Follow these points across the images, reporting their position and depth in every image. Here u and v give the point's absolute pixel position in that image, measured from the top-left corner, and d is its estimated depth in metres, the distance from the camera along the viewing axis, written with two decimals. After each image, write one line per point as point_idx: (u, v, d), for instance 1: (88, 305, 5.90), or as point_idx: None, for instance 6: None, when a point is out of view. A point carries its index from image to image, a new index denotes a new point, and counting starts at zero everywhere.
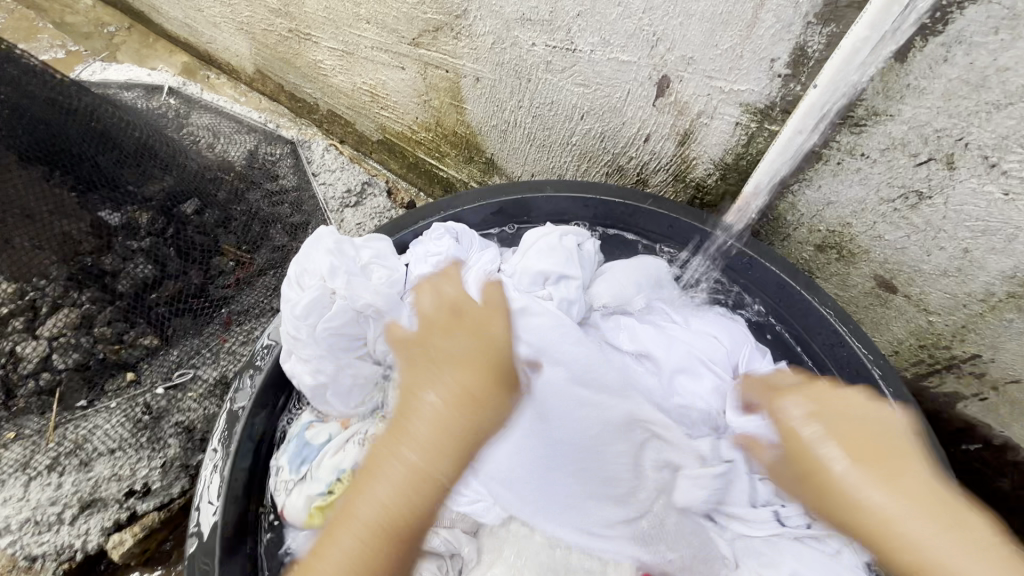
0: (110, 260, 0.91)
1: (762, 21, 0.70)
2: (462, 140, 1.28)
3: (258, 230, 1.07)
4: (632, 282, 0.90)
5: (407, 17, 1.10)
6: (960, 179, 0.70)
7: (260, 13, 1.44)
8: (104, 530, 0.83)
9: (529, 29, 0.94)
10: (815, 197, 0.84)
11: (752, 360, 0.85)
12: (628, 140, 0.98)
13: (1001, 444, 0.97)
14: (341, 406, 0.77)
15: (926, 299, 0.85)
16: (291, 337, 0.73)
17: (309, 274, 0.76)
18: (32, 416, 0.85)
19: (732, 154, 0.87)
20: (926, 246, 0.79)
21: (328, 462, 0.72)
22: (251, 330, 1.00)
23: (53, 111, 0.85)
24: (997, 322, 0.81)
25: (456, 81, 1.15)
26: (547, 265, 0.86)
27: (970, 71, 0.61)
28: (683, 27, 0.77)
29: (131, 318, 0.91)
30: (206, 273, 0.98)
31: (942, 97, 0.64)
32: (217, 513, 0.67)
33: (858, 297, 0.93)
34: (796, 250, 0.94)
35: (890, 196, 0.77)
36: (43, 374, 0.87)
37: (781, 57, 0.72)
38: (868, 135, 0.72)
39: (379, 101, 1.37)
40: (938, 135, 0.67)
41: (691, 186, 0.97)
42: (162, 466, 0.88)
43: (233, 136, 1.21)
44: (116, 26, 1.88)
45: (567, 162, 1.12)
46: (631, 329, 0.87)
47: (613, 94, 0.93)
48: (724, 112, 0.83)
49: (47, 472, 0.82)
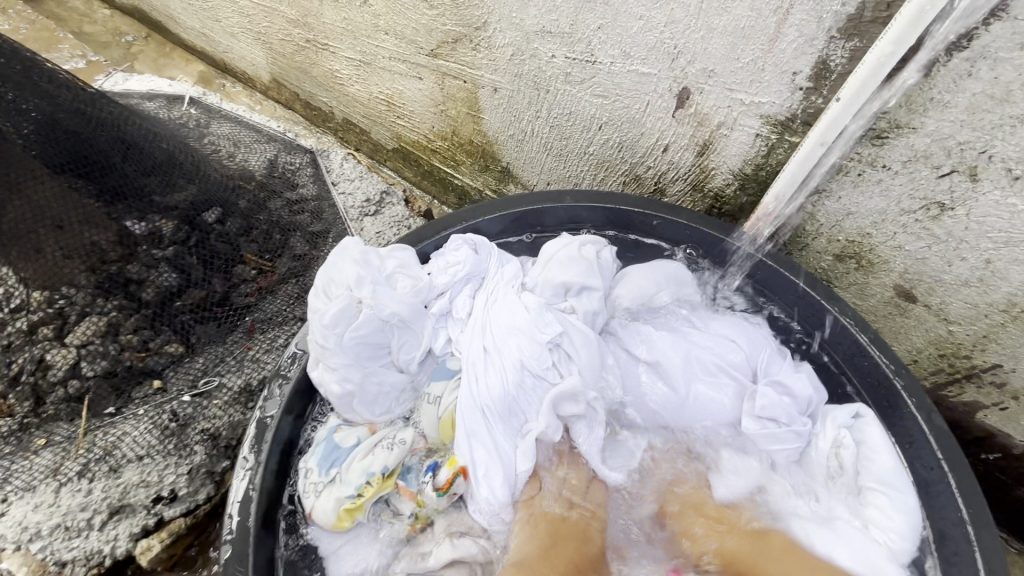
0: (135, 269, 0.91)
1: (784, 35, 0.71)
2: (478, 149, 1.30)
3: (279, 238, 1.08)
4: (651, 282, 0.90)
5: (426, 28, 1.12)
6: (983, 191, 0.70)
7: (278, 23, 1.46)
8: (132, 535, 0.84)
9: (549, 41, 0.95)
10: (835, 208, 0.84)
11: (771, 364, 0.85)
12: (646, 150, 0.99)
13: (1021, 454, 0.97)
14: (368, 412, 0.78)
15: (946, 309, 0.86)
16: (319, 346, 0.74)
17: (336, 284, 0.78)
18: (60, 423, 0.87)
19: (752, 164, 0.88)
20: (947, 257, 0.79)
21: (357, 466, 0.73)
22: (275, 338, 1.02)
23: (84, 123, 0.85)
24: (1018, 332, 0.81)
25: (474, 91, 1.16)
26: (570, 277, 0.87)
27: (994, 86, 0.61)
28: (705, 40, 0.78)
29: (156, 326, 0.93)
30: (229, 282, 0.99)
31: (966, 110, 0.65)
32: (251, 518, 0.69)
33: (877, 306, 0.93)
34: (815, 259, 0.94)
35: (911, 208, 0.77)
36: (71, 382, 0.89)
37: (803, 71, 0.73)
38: (889, 147, 0.73)
39: (396, 110, 1.39)
40: (961, 147, 0.68)
41: (710, 196, 0.97)
42: (189, 473, 0.89)
43: (253, 145, 1.23)
44: (133, 36, 1.91)
45: (583, 171, 1.13)
46: (655, 341, 0.87)
47: (632, 105, 0.94)
48: (745, 124, 0.83)
49: (77, 478, 0.83)
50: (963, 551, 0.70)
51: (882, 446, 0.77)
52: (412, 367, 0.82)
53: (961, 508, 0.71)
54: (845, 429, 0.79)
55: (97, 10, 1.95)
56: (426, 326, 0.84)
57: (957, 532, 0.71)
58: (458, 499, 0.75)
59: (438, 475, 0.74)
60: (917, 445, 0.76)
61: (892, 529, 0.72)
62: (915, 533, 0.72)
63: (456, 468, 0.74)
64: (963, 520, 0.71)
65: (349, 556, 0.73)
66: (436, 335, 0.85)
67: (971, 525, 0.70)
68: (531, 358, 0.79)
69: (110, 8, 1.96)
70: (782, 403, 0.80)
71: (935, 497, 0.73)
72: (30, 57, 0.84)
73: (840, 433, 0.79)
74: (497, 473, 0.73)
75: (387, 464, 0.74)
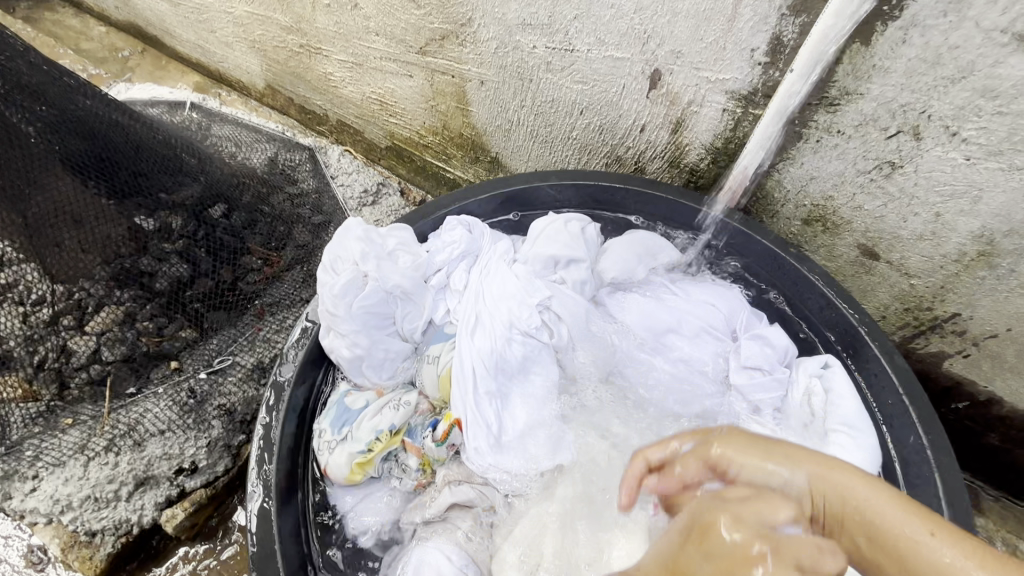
0: (146, 262, 0.97)
1: (741, 15, 0.78)
2: (468, 142, 1.37)
3: (283, 229, 1.14)
4: (632, 255, 0.97)
5: (414, 28, 1.19)
6: (926, 149, 0.78)
7: (272, 31, 1.52)
8: (157, 505, 0.92)
9: (530, 34, 1.03)
10: (799, 173, 0.91)
11: (751, 324, 0.92)
12: (625, 131, 1.06)
13: (986, 400, 1.03)
14: (375, 377, 0.83)
15: (906, 264, 0.93)
16: (330, 313, 0.79)
17: (342, 260, 0.84)
18: (85, 404, 0.95)
19: (721, 138, 0.95)
20: (902, 213, 0.87)
21: (365, 424, 0.78)
22: (283, 319, 1.10)
23: (99, 121, 0.90)
24: (972, 280, 0.88)
25: (462, 85, 1.23)
26: (556, 250, 0.94)
27: (926, 50, 0.69)
28: (671, 24, 0.86)
29: (170, 314, 0.99)
30: (237, 271, 1.06)
31: (904, 74, 0.72)
32: (269, 470, 0.73)
33: (845, 266, 1.00)
34: (785, 225, 1.01)
35: (866, 168, 0.85)
36: (94, 366, 0.96)
37: (760, 47, 0.80)
38: (842, 113, 0.80)
39: (388, 108, 1.46)
40: (904, 109, 0.76)
41: (685, 171, 1.05)
42: (207, 446, 0.97)
43: (254, 144, 1.29)
44: (129, 51, 1.97)
45: (568, 156, 1.20)
46: (633, 305, 0.94)
47: (610, 88, 1.01)
48: (712, 100, 0.91)
49: (104, 453, 0.92)
50: (925, 473, 0.76)
51: (848, 391, 0.82)
52: (415, 336, 0.89)
53: (921, 436, 0.77)
54: (815, 377, 0.85)
55: (93, 27, 2.02)
56: (425, 298, 0.90)
57: (918, 457, 0.76)
58: (456, 450, 0.82)
59: (436, 428, 0.80)
60: (880, 380, 0.83)
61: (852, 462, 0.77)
62: (875, 467, 0.77)
63: (452, 421, 0.81)
64: (924, 445, 0.77)
65: (362, 509, 0.79)
66: (436, 307, 0.92)
67: (931, 449, 0.76)
68: (518, 317, 0.86)
69: (105, 25, 2.03)
70: (764, 353, 0.87)
71: (899, 428, 0.79)
72: (44, 58, 0.89)
73: (811, 381, 0.85)
74: (481, 428, 0.79)
75: (394, 421, 0.79)
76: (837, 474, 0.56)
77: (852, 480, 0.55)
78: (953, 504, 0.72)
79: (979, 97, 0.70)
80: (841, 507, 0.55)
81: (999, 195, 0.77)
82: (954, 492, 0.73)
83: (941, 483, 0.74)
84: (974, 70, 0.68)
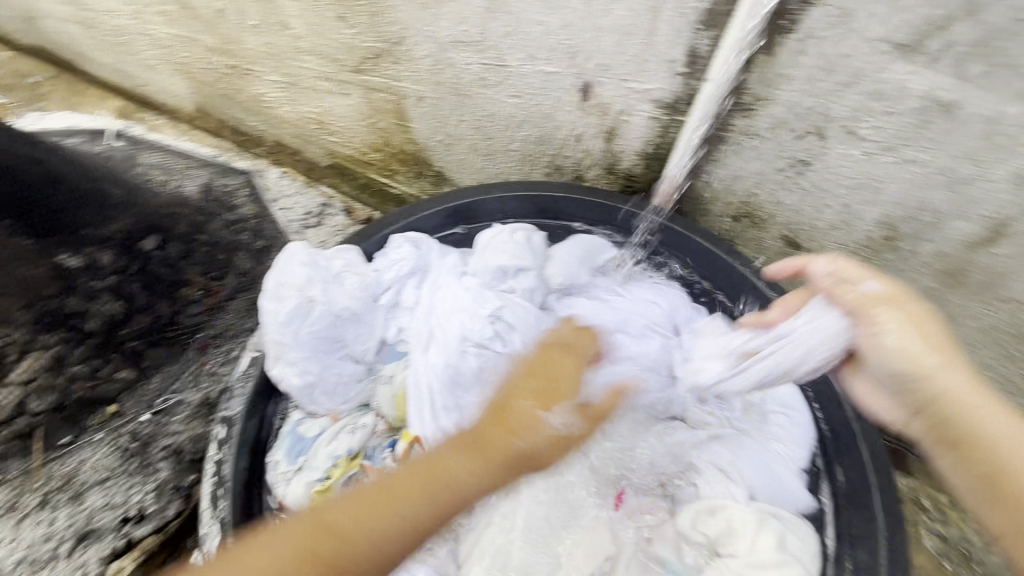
0: (74, 301, 0.96)
1: (659, 29, 0.84)
2: (411, 157, 1.37)
3: (222, 258, 1.12)
4: (577, 260, 1.01)
5: (347, 47, 1.18)
6: (831, 147, 0.85)
7: (198, 53, 1.47)
8: (101, 560, 0.86)
9: (463, 50, 1.05)
10: (725, 174, 0.98)
11: (691, 318, 1.00)
12: (562, 141, 1.10)
13: None
14: (329, 403, 0.83)
15: (825, 251, 1.01)
16: (278, 342, 0.79)
17: (286, 286, 0.81)
18: (13, 460, 0.88)
19: (652, 144, 1.00)
20: (817, 206, 0.94)
21: (321, 451, 0.78)
22: (230, 350, 1.06)
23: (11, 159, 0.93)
24: (881, 263, 0.97)
25: (400, 102, 1.24)
26: (505, 261, 0.95)
27: (822, 59, 0.76)
28: (596, 39, 0.90)
29: (104, 355, 0.96)
30: (175, 305, 1.04)
31: (806, 81, 0.79)
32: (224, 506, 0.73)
33: (773, 257, 1.08)
34: (716, 222, 1.08)
35: (782, 166, 0.92)
36: (21, 418, 0.90)
37: (679, 59, 0.86)
38: (756, 117, 0.87)
39: (327, 127, 1.44)
40: (809, 112, 0.83)
41: (622, 176, 1.10)
42: (156, 490, 0.91)
43: (187, 172, 1.26)
44: (40, 76, 1.85)
45: (510, 168, 1.23)
46: (582, 309, 0.99)
47: (544, 101, 1.05)
48: (640, 109, 0.96)
49: (39, 509, 0.86)
50: (852, 446, 0.82)
51: None
52: (368, 356, 0.88)
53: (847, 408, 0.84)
54: None
55: None
56: (376, 318, 0.90)
57: (846, 429, 0.83)
58: None
59: (395, 449, 0.80)
60: None
61: (786, 438, 0.86)
62: (808, 441, 0.85)
63: (410, 439, 0.81)
64: (849, 419, 0.84)
65: None
66: (388, 325, 0.91)
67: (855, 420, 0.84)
68: (471, 329, 0.87)
69: (10, 49, 1.90)
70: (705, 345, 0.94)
71: (827, 403, 0.87)
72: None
73: None
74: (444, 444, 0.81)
75: (350, 446, 0.79)
76: (977, 401, 0.67)
77: (1004, 417, 0.66)
78: (876, 470, 0.79)
79: (871, 99, 0.77)
80: (969, 427, 0.66)
81: (896, 185, 0.85)
82: (876, 455, 0.81)
83: (866, 449, 0.81)
84: (864, 75, 0.75)
